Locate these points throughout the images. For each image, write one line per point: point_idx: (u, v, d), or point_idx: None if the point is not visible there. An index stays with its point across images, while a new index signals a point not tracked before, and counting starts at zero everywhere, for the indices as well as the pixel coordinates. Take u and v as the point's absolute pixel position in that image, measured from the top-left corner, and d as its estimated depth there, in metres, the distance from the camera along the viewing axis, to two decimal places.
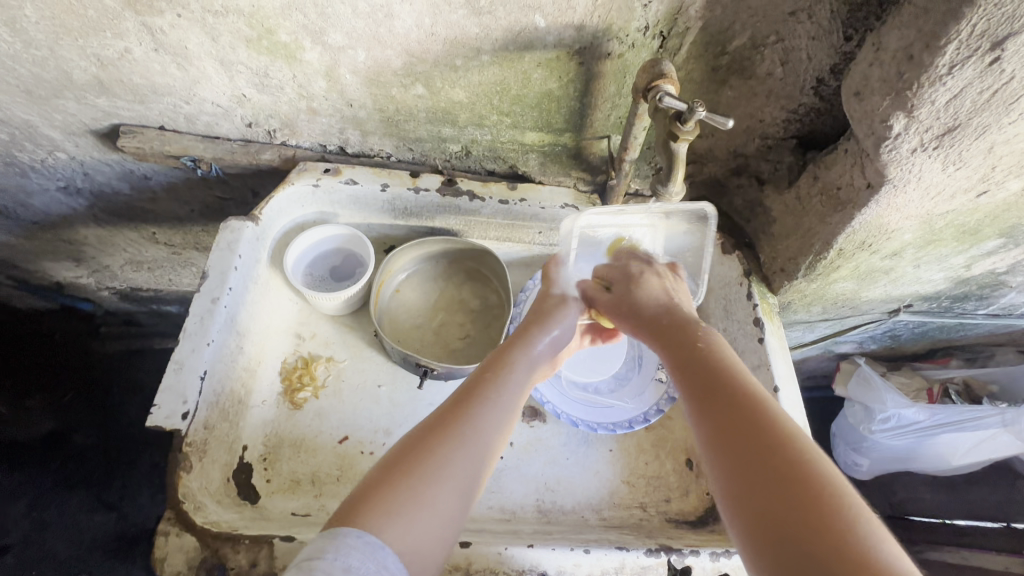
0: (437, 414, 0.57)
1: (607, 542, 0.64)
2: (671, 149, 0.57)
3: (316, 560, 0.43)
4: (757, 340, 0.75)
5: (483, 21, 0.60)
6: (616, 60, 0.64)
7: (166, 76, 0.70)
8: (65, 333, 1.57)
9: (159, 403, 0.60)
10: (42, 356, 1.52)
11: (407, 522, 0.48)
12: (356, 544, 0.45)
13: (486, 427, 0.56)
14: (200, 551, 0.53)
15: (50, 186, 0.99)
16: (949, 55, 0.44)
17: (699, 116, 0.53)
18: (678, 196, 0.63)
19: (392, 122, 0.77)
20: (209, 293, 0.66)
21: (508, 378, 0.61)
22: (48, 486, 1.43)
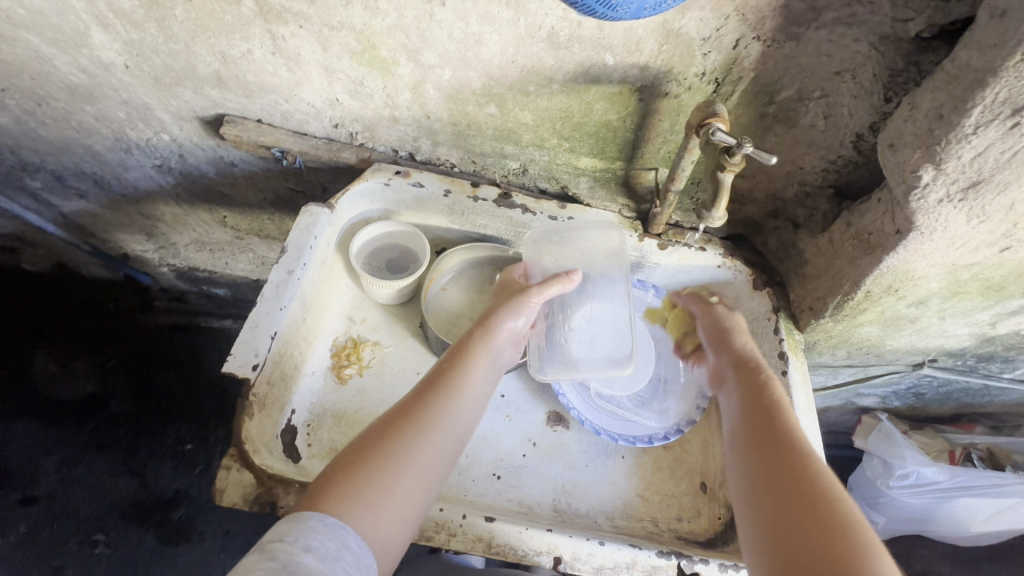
0: (400, 407, 0.63)
1: (620, 539, 0.69)
2: (719, 179, 0.64)
3: (278, 540, 0.50)
4: (780, 373, 0.79)
5: (559, 54, 0.68)
6: (672, 100, 0.71)
7: (275, 76, 0.81)
8: (117, 305, 1.69)
9: (235, 352, 0.66)
10: (96, 323, 1.67)
11: (368, 507, 0.54)
12: (316, 525, 0.51)
13: (441, 423, 0.63)
14: (255, 487, 0.60)
15: (146, 163, 1.11)
16: (975, 116, 0.50)
17: (746, 151, 0.60)
18: (723, 220, 0.70)
19: (462, 135, 0.85)
20: (287, 265, 0.74)
21: (464, 376, 0.68)
22: (79, 446, 1.54)
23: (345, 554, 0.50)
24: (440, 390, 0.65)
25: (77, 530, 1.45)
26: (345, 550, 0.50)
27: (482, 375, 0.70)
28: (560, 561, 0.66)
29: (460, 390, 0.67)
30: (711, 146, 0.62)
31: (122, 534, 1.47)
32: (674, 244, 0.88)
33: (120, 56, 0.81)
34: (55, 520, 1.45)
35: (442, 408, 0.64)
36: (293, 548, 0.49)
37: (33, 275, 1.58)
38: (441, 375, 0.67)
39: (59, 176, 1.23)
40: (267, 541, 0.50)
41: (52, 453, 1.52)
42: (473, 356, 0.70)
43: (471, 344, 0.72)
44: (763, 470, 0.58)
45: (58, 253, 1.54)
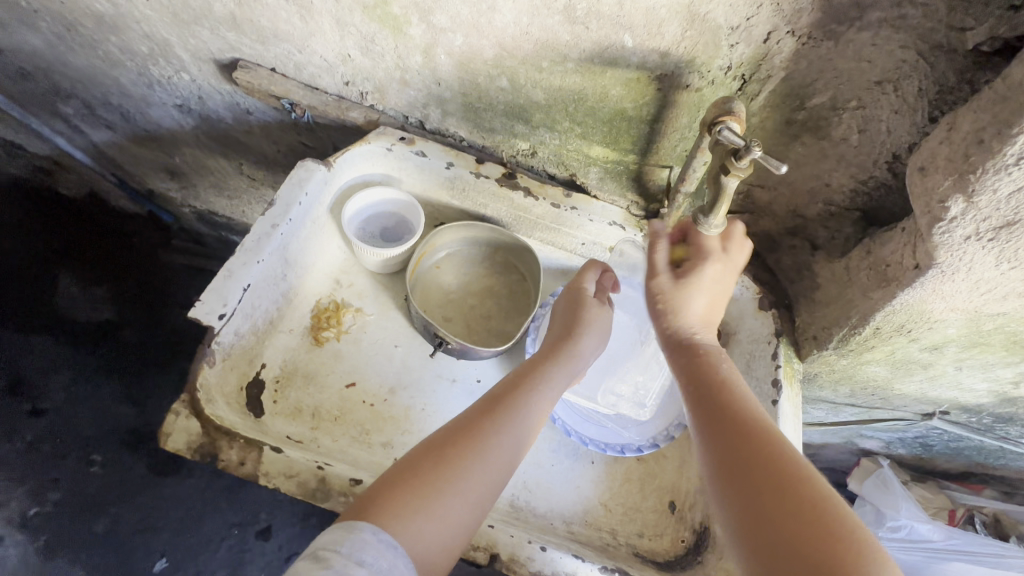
0: (465, 419, 0.60)
1: (565, 547, 0.67)
2: (722, 183, 0.58)
3: (333, 548, 0.46)
4: (770, 402, 0.74)
5: (576, 30, 0.63)
6: (693, 94, 0.66)
7: (289, 25, 0.79)
8: (142, 239, 1.82)
9: (204, 299, 0.66)
10: (116, 251, 1.74)
11: (418, 526, 0.51)
12: (370, 539, 0.48)
13: (506, 443, 0.58)
14: (201, 436, 0.60)
15: (168, 102, 1.11)
16: (1019, 145, 0.43)
17: (755, 155, 0.53)
18: (719, 232, 0.64)
19: (471, 107, 0.82)
20: (272, 218, 0.72)
21: (534, 395, 0.64)
22: (88, 367, 1.57)
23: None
24: (508, 406, 0.61)
25: (77, 448, 1.49)
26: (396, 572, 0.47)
27: (552, 395, 0.66)
28: (496, 559, 0.64)
29: (529, 407, 0.62)
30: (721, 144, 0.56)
31: (118, 458, 1.51)
32: None
33: None
34: (57, 438, 1.47)
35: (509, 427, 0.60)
36: (348, 562, 0.45)
37: (66, 199, 1.67)
38: (510, 391, 0.63)
39: (89, 105, 1.25)
40: (319, 548, 0.46)
41: (62, 370, 1.53)
42: (548, 374, 0.66)
43: (545, 361, 0.68)
44: (727, 457, 0.51)
45: (89, 178, 1.64)
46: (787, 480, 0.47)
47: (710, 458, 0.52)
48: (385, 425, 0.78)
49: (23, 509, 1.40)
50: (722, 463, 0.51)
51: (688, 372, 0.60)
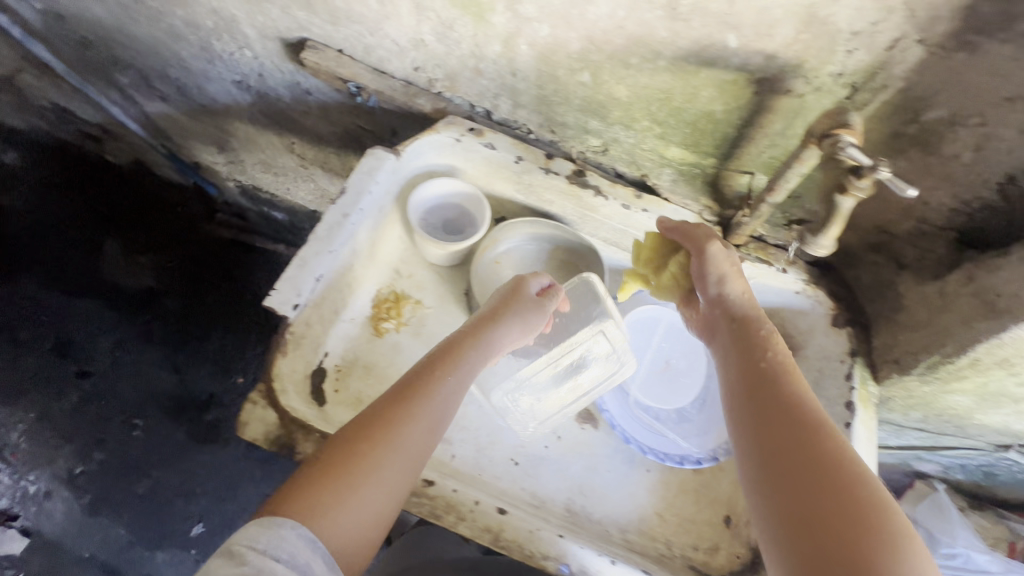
0: (380, 405, 0.61)
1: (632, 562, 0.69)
2: (835, 203, 0.56)
3: (249, 545, 0.50)
4: (843, 424, 0.73)
5: (675, 27, 0.60)
6: (794, 99, 0.62)
7: (364, 6, 0.76)
8: (184, 211, 1.82)
9: (279, 288, 0.66)
10: (161, 220, 1.76)
11: (337, 515, 0.53)
12: (290, 535, 0.51)
13: (418, 424, 0.60)
14: None
15: (227, 78, 1.11)
16: None
17: (880, 176, 0.51)
18: (827, 250, 0.61)
19: (545, 100, 0.79)
20: (343, 207, 0.71)
21: (455, 375, 0.64)
22: (132, 333, 1.62)
23: (313, 567, 0.50)
24: (426, 390, 0.62)
25: (121, 412, 1.57)
26: (313, 565, 0.50)
27: (470, 377, 0.66)
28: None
29: (449, 388, 0.64)
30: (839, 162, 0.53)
31: (158, 423, 1.59)
32: (752, 258, 0.80)
33: None
34: (99, 401, 1.55)
35: (425, 411, 0.61)
36: (263, 561, 0.48)
37: (109, 164, 1.68)
38: (429, 373, 0.64)
39: (146, 76, 1.25)
40: (235, 546, 0.49)
41: (107, 334, 1.59)
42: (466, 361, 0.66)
43: (470, 340, 0.68)
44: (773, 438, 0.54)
45: (139, 150, 1.65)
46: (824, 472, 0.49)
47: (751, 437, 0.55)
48: None
49: (69, 467, 1.49)
50: (768, 452, 0.53)
51: (736, 351, 0.62)
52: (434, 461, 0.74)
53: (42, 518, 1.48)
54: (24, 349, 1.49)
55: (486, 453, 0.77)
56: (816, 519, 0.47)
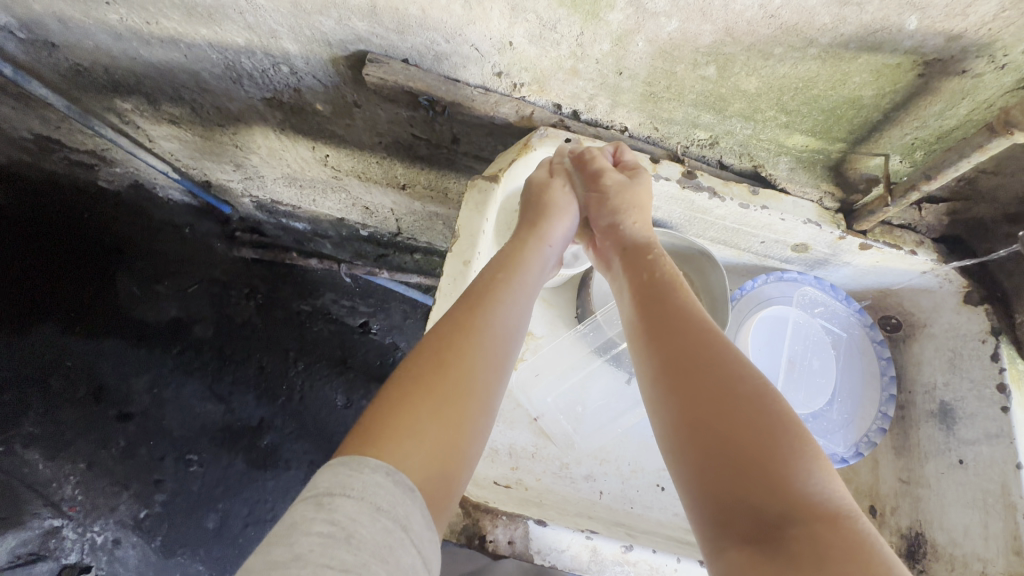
0: (432, 340, 0.54)
1: None
2: None
3: (337, 495, 0.41)
4: (1000, 408, 0.70)
5: (843, 12, 0.52)
6: (966, 80, 0.57)
7: (444, 12, 0.66)
8: (194, 228, 1.54)
9: None
10: (172, 244, 1.53)
11: (426, 447, 0.46)
12: (384, 482, 0.43)
13: (491, 354, 0.55)
14: (462, 517, 0.53)
15: (255, 95, 0.98)
16: None
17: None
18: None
19: (652, 97, 0.71)
20: (461, 254, 0.67)
21: (494, 306, 0.59)
22: (166, 368, 1.49)
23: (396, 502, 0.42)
24: (480, 320, 0.57)
25: (172, 448, 1.46)
26: (399, 507, 0.42)
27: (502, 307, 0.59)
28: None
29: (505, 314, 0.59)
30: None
31: (216, 455, 1.48)
32: (879, 244, 0.75)
33: None
34: (150, 440, 1.44)
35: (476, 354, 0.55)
36: (356, 510, 0.40)
37: (106, 192, 1.41)
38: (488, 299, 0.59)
39: (154, 100, 1.07)
40: (325, 495, 0.41)
41: (142, 372, 1.47)
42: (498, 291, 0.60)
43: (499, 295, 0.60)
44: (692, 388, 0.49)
45: (135, 172, 1.34)
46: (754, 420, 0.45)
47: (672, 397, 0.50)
48: (582, 457, 0.75)
49: (134, 513, 1.40)
50: (688, 400, 0.48)
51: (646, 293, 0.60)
52: (585, 501, 0.72)
53: (116, 565, 1.38)
54: (61, 398, 1.39)
55: (632, 483, 0.75)
56: (742, 442, 0.44)
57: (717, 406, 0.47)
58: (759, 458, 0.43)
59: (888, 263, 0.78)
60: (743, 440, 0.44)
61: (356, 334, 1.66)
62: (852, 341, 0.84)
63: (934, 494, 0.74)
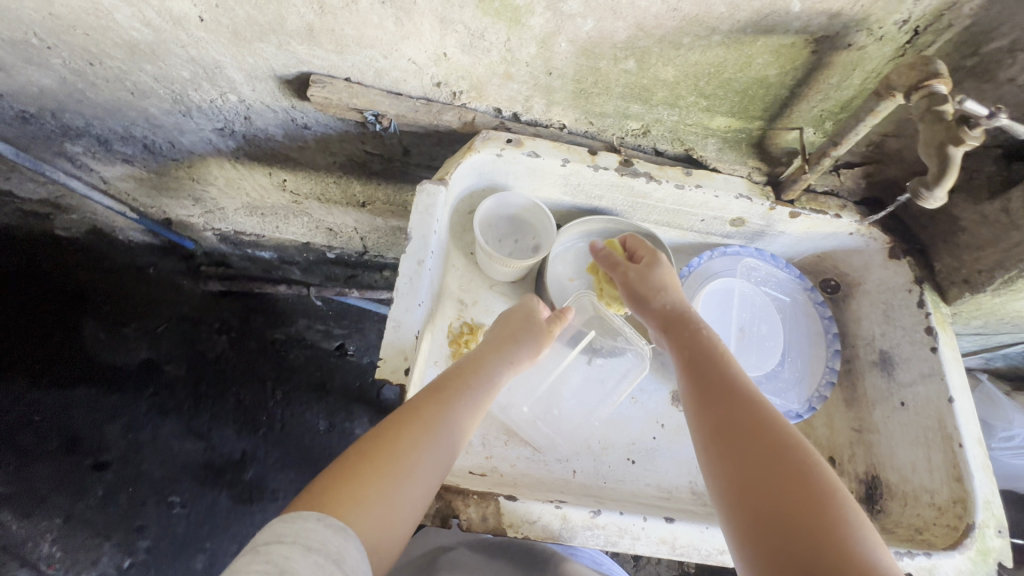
0: (410, 403, 0.58)
1: None
2: (946, 153, 0.54)
3: (271, 540, 0.43)
4: (929, 349, 0.76)
5: (735, 1, 0.58)
6: (854, 52, 0.63)
7: (378, 30, 0.70)
8: (159, 268, 1.53)
9: (386, 356, 0.65)
10: (138, 287, 1.51)
11: (374, 513, 0.49)
12: (316, 526, 0.45)
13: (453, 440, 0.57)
14: (436, 501, 0.56)
15: (206, 126, 0.99)
16: None
17: (997, 121, 0.50)
18: (944, 201, 0.59)
19: (583, 93, 0.76)
20: (415, 254, 0.69)
21: (486, 388, 0.64)
22: (140, 411, 1.47)
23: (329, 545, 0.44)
24: (448, 398, 0.59)
25: (153, 492, 1.42)
26: (331, 544, 0.44)
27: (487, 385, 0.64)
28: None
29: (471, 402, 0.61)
30: (944, 115, 0.53)
31: (199, 493, 1.45)
32: (807, 212, 0.81)
33: (195, 8, 0.70)
34: (129, 487, 1.41)
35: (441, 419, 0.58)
36: (289, 551, 0.42)
37: (63, 242, 1.38)
38: (456, 382, 0.61)
39: (104, 141, 1.07)
40: (262, 542, 0.43)
41: (115, 418, 1.44)
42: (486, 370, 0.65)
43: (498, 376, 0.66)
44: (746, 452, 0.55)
45: (92, 218, 1.32)
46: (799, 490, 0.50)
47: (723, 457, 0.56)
48: (554, 440, 0.78)
49: (116, 563, 1.35)
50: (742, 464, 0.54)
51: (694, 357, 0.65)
52: (558, 481, 0.75)
53: None
54: (31, 456, 1.34)
55: (603, 459, 0.78)
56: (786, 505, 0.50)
57: (775, 480, 0.52)
58: (821, 538, 0.47)
59: (822, 226, 0.83)
60: (804, 515, 0.49)
61: (333, 358, 1.67)
62: (796, 305, 0.89)
63: (883, 437, 0.80)
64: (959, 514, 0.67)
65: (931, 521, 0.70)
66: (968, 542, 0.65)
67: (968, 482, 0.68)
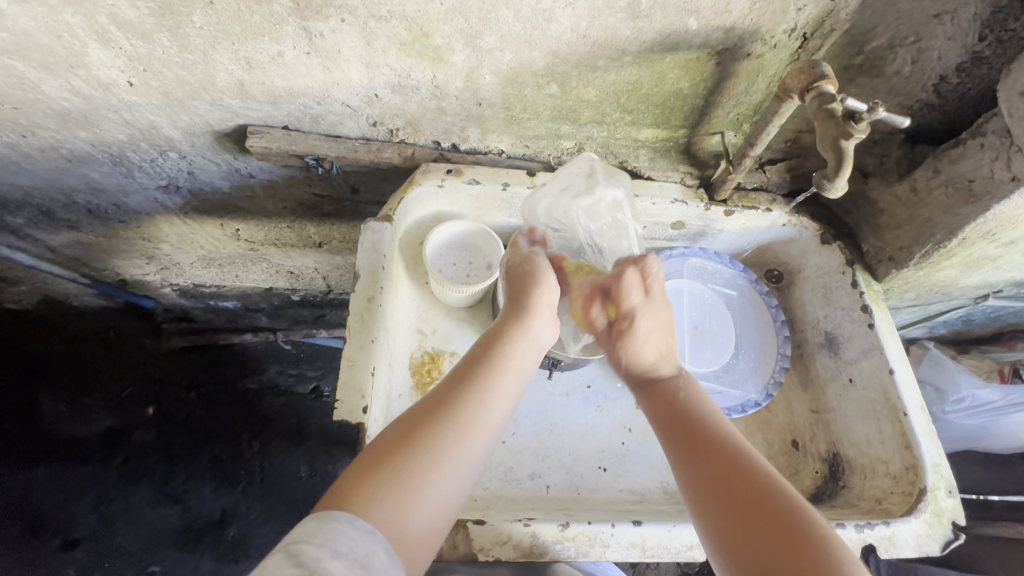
0: (429, 404, 0.59)
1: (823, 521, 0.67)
2: (841, 147, 0.59)
3: (302, 542, 0.45)
4: (867, 326, 0.80)
5: (638, 24, 0.62)
6: (754, 61, 0.68)
7: (308, 78, 0.72)
8: (119, 330, 1.50)
9: (343, 397, 0.65)
10: (95, 354, 1.45)
11: (401, 513, 0.51)
12: (346, 530, 0.47)
13: (475, 439, 0.58)
14: None
15: (150, 185, 0.99)
16: None
17: (876, 115, 0.56)
18: (844, 191, 0.63)
19: (514, 119, 0.79)
20: (364, 291, 0.70)
21: (504, 380, 0.63)
22: (108, 484, 1.35)
23: (359, 548, 0.46)
24: (466, 396, 0.60)
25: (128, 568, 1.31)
26: (362, 547, 0.46)
27: (509, 377, 0.64)
28: None
29: (491, 391, 0.61)
30: (834, 112, 0.58)
31: (177, 565, 1.35)
32: (740, 209, 0.84)
33: (124, 73, 0.71)
34: (103, 564, 1.28)
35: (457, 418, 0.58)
36: (319, 553, 0.44)
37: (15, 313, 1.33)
38: (471, 381, 0.61)
39: (47, 211, 1.05)
40: (291, 542, 0.45)
41: (82, 494, 1.31)
42: (503, 361, 0.64)
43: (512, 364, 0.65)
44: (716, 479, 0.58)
45: (43, 286, 1.29)
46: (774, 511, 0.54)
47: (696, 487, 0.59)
48: (525, 458, 0.79)
49: None
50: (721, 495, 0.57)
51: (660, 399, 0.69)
52: (533, 498, 0.76)
53: None
54: None
55: (575, 471, 0.79)
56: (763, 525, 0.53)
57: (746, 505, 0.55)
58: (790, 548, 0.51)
59: (758, 219, 0.86)
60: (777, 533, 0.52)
61: (309, 400, 1.67)
62: (744, 298, 0.92)
63: (839, 415, 0.83)
64: (912, 480, 0.71)
65: (889, 490, 0.73)
66: (922, 506, 0.68)
67: (917, 448, 0.71)
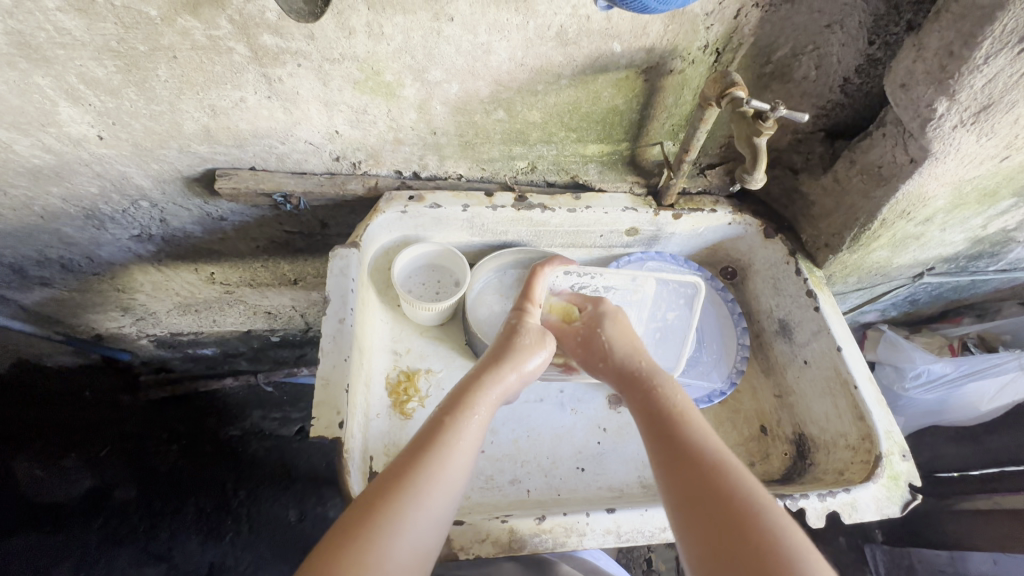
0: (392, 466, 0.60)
1: (789, 494, 0.71)
2: (754, 144, 0.68)
3: None
4: (814, 309, 0.85)
5: (568, 50, 0.69)
6: (677, 76, 0.75)
7: (270, 120, 0.77)
8: (94, 389, 1.47)
9: (318, 415, 0.67)
10: (73, 414, 1.44)
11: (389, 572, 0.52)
12: None
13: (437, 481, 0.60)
14: None
15: (123, 236, 1.02)
16: (986, 48, 0.56)
17: (779, 114, 0.64)
18: (763, 180, 0.73)
19: (469, 145, 0.85)
20: (335, 313, 0.73)
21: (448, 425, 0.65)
22: (89, 549, 1.34)
23: None
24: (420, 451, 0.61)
25: None
26: None
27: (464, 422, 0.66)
28: None
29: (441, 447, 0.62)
30: (746, 114, 0.66)
31: None
32: (687, 212, 0.90)
33: (93, 128, 0.75)
34: None
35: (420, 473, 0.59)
36: None
37: None
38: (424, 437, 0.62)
39: (19, 269, 1.06)
40: None
41: (63, 559, 1.32)
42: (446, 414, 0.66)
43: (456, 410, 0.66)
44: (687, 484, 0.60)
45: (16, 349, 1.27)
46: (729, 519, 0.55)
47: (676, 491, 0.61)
48: (504, 466, 0.81)
49: None
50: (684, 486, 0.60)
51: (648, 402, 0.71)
52: (514, 503, 0.78)
53: None
54: None
55: (554, 474, 0.82)
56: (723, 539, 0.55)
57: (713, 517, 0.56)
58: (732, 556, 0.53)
59: (706, 219, 0.91)
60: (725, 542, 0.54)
61: (295, 443, 1.61)
62: (701, 295, 0.97)
63: (800, 396, 0.88)
64: (869, 448, 0.75)
65: (850, 461, 0.77)
66: (880, 472, 0.72)
67: (869, 418, 0.76)
